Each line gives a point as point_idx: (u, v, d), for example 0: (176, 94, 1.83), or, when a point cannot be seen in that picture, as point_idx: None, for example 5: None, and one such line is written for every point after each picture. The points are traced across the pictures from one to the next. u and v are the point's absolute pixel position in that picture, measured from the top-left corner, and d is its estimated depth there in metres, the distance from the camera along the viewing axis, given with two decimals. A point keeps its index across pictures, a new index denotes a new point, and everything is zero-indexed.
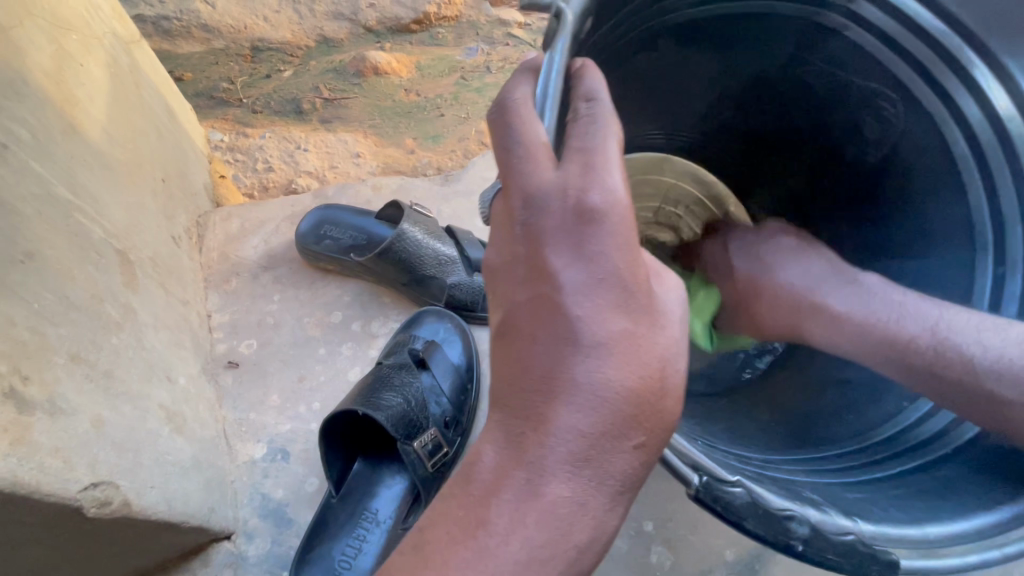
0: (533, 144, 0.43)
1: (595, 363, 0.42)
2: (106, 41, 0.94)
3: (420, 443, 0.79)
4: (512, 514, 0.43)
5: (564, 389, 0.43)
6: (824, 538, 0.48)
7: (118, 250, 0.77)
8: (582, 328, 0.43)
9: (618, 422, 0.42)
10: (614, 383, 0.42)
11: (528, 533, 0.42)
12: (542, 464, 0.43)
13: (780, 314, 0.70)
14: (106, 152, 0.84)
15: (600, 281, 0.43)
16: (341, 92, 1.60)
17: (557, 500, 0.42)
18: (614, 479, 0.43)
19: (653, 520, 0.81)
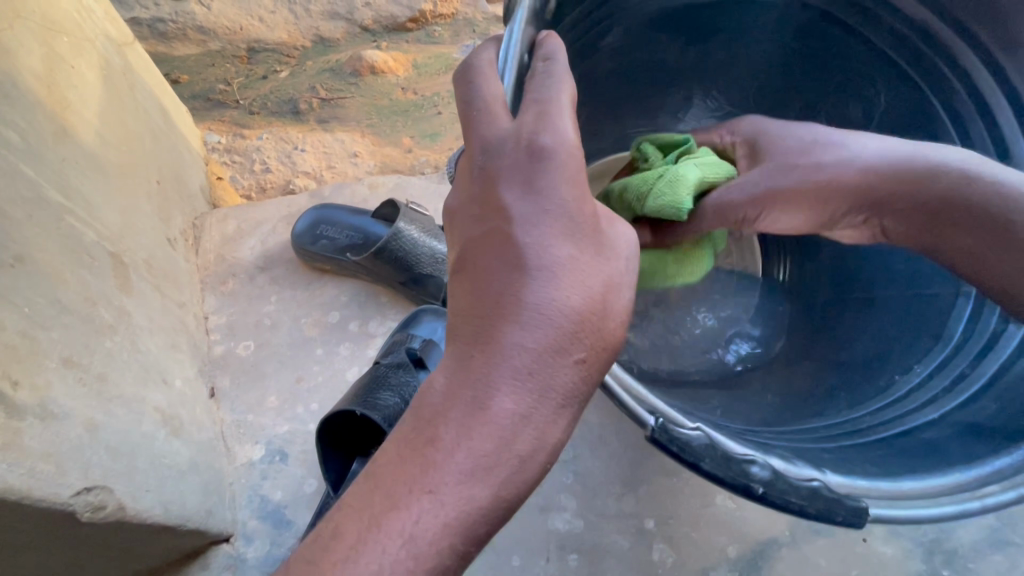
0: (490, 99, 0.46)
1: (540, 285, 0.42)
2: (98, 43, 0.93)
3: None
4: (457, 432, 0.41)
5: (512, 309, 0.42)
6: (785, 482, 0.49)
7: (112, 253, 0.76)
8: (531, 252, 0.43)
9: (563, 338, 0.42)
10: (562, 303, 0.42)
11: (472, 451, 0.40)
12: (488, 382, 0.41)
13: (833, 167, 0.62)
14: (99, 153, 0.84)
15: (550, 210, 0.43)
16: (338, 91, 1.60)
17: (503, 417, 0.41)
18: (560, 403, 0.42)
19: (653, 517, 0.81)
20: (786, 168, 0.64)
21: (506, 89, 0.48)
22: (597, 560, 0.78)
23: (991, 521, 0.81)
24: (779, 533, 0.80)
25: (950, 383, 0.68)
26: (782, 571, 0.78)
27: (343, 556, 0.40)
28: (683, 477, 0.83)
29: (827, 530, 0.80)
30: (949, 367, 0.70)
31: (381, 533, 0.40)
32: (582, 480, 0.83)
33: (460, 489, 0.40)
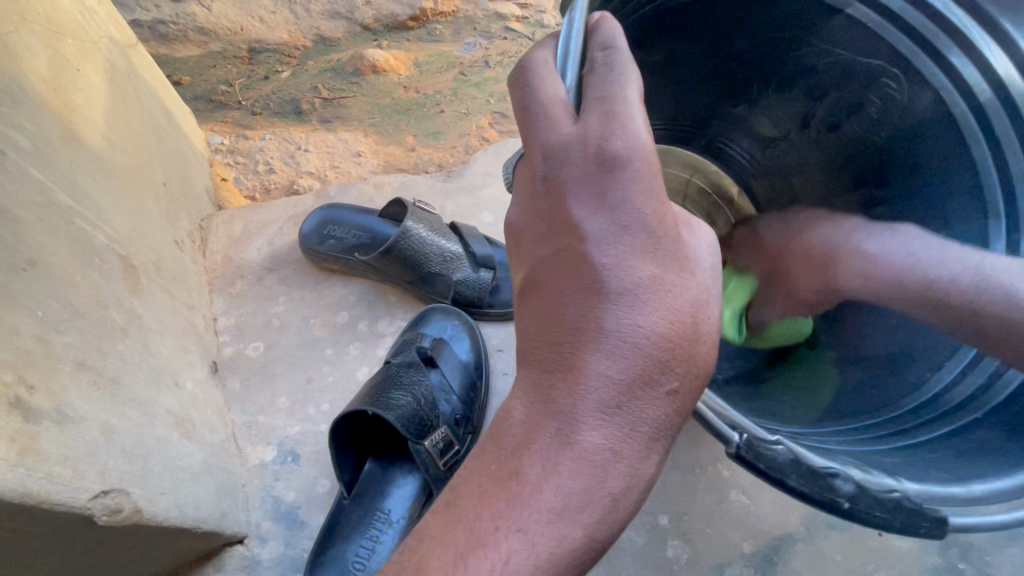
0: (552, 104, 0.44)
1: (625, 311, 0.42)
2: (102, 46, 0.93)
3: (431, 441, 0.77)
4: (545, 464, 0.41)
5: (592, 336, 0.42)
6: (869, 496, 0.48)
7: (122, 255, 0.76)
8: (608, 275, 0.42)
9: (648, 366, 0.41)
10: (648, 330, 0.41)
11: (566, 484, 0.41)
12: (573, 412, 0.41)
13: (809, 279, 0.75)
14: (105, 156, 0.83)
15: (624, 228, 0.43)
16: (340, 91, 1.59)
17: (595, 448, 0.41)
18: (651, 430, 0.42)
19: (668, 513, 0.80)
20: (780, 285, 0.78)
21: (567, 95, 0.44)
22: (612, 558, 0.78)
23: None
24: (794, 529, 0.80)
25: (987, 380, 0.64)
26: (798, 567, 0.78)
27: None
28: (696, 473, 0.83)
29: (841, 525, 0.80)
30: (982, 363, 0.65)
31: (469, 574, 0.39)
32: None
33: (556, 523, 0.40)
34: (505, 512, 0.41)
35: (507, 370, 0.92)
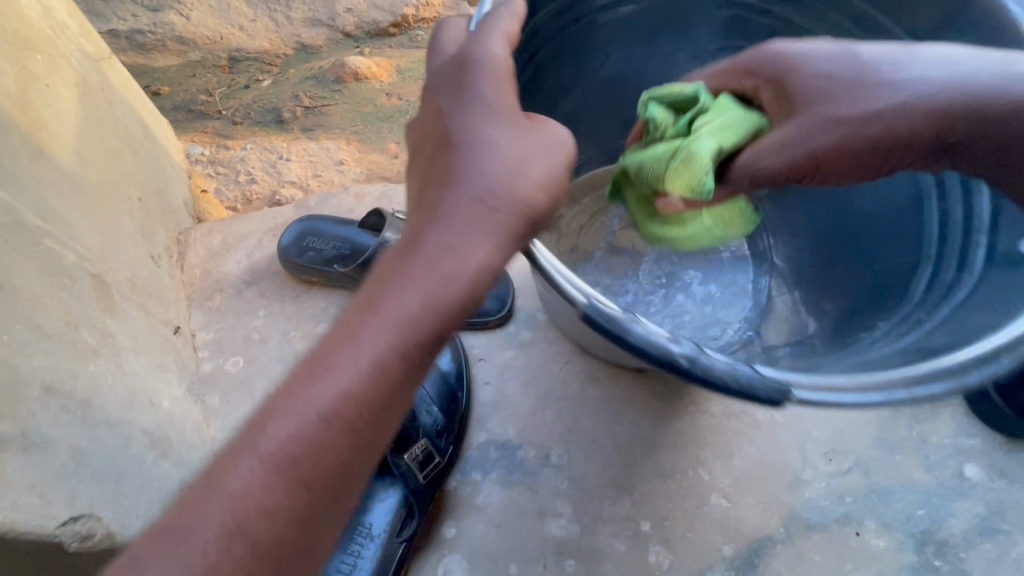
0: (444, 41, 0.56)
1: (456, 160, 0.47)
2: (74, 60, 0.92)
3: (411, 453, 0.78)
4: (378, 287, 0.46)
5: (431, 183, 0.48)
6: (707, 353, 0.52)
7: (94, 273, 0.75)
8: (450, 136, 0.49)
9: (468, 205, 0.46)
10: (498, 160, 0.47)
11: (413, 287, 0.44)
12: (406, 248, 0.46)
13: (887, 103, 0.53)
14: (77, 173, 0.83)
15: (467, 102, 0.50)
16: (321, 99, 1.59)
17: (444, 256, 0.45)
18: (488, 250, 0.45)
19: (649, 519, 0.81)
20: (828, 99, 0.54)
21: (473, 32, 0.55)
22: (594, 564, 0.78)
23: (979, 509, 0.82)
24: (774, 531, 0.80)
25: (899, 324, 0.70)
26: (778, 568, 0.79)
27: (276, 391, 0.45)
28: (677, 478, 0.84)
29: (821, 526, 0.81)
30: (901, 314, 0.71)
31: (305, 374, 0.44)
32: (577, 484, 0.83)
33: (400, 319, 0.44)
34: (362, 319, 0.45)
35: (489, 379, 0.93)
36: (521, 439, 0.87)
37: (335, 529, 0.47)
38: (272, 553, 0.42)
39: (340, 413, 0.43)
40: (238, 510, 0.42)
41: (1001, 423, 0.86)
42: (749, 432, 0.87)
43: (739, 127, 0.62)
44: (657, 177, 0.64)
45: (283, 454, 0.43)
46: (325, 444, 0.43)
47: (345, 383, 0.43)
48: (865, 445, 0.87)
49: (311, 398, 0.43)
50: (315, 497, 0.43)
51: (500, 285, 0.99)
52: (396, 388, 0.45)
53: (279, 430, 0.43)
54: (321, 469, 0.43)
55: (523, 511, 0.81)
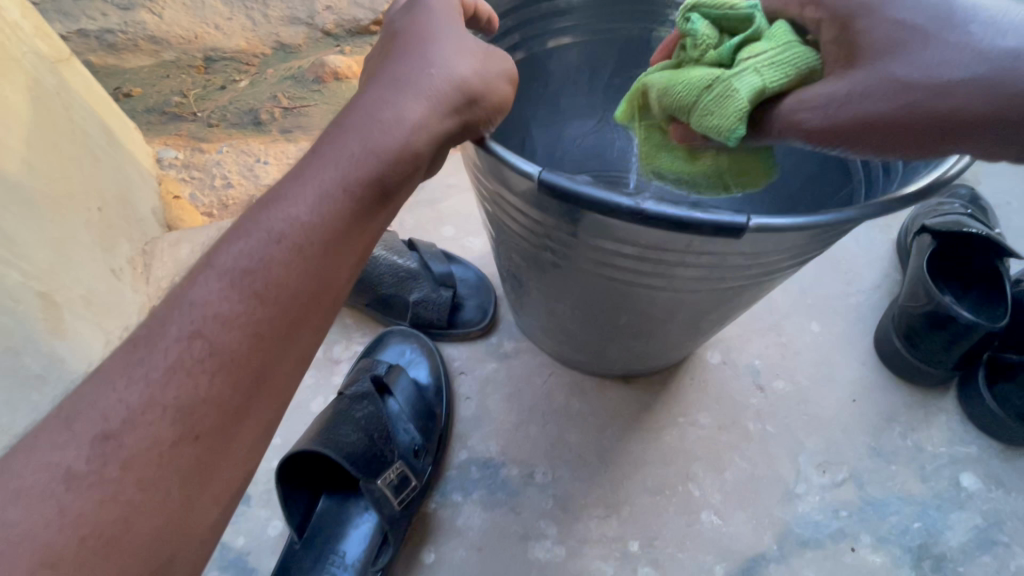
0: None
1: (404, 42, 0.50)
2: (26, 63, 0.86)
3: (385, 479, 0.72)
4: (326, 138, 0.48)
5: (381, 59, 0.51)
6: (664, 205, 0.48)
7: (42, 293, 0.70)
8: (400, 27, 0.52)
9: (411, 70, 0.48)
10: (454, 36, 0.50)
11: (367, 124, 0.47)
12: (355, 107, 0.48)
13: (968, 68, 0.42)
14: (26, 184, 0.77)
15: (417, 2, 0.53)
16: (300, 99, 1.53)
17: (395, 98, 0.47)
18: (426, 108, 0.47)
19: (638, 539, 0.77)
20: (902, 54, 0.44)
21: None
22: None
23: (977, 521, 0.80)
24: (767, 548, 0.77)
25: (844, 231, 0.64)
26: None
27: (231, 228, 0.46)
28: (666, 495, 0.80)
29: (815, 542, 0.78)
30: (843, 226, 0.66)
31: (259, 210, 0.46)
32: (562, 504, 0.80)
33: (356, 150, 0.46)
34: (310, 164, 0.47)
35: (470, 395, 0.89)
36: (504, 456, 0.83)
37: (294, 360, 0.46)
38: (233, 358, 0.41)
39: (296, 234, 0.44)
40: (200, 316, 0.41)
41: (997, 431, 0.84)
42: (739, 445, 0.85)
43: (795, 63, 0.50)
44: (683, 106, 0.53)
45: (237, 268, 0.43)
46: (279, 261, 0.44)
47: (300, 209, 0.45)
48: (858, 456, 0.84)
49: (264, 225, 0.44)
50: (270, 312, 0.43)
51: (481, 294, 0.96)
52: (351, 218, 0.46)
53: (236, 248, 0.43)
54: (277, 287, 0.43)
55: (506, 533, 0.78)
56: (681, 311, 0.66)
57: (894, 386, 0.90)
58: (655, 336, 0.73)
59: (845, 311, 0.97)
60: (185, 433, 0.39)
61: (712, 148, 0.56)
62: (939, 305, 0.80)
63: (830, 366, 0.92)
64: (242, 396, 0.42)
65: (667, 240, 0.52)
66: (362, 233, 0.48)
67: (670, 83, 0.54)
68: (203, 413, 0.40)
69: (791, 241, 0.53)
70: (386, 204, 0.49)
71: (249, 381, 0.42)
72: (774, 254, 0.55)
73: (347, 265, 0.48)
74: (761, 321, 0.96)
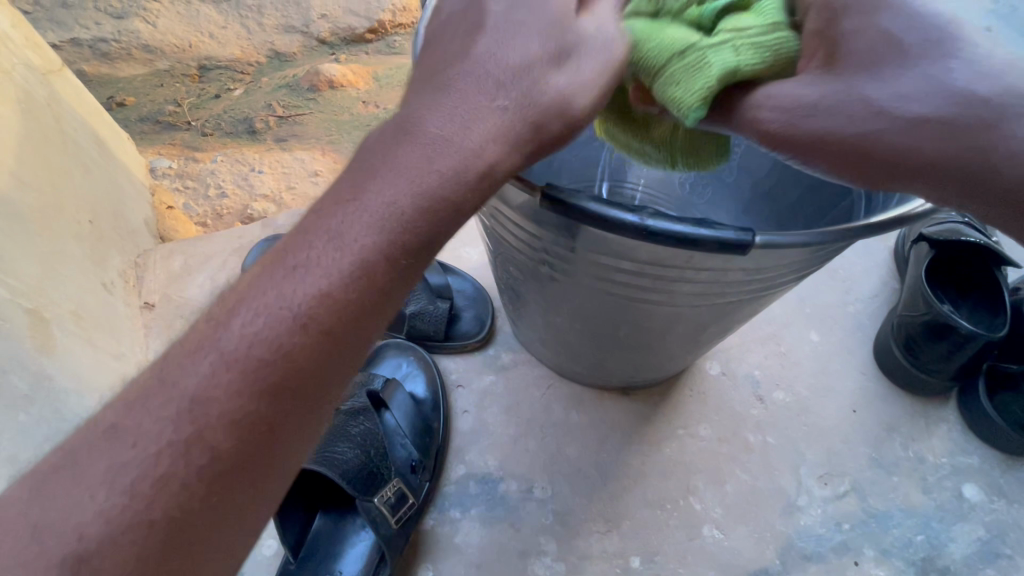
0: None
1: (460, 95, 0.42)
2: (16, 75, 0.85)
3: (382, 496, 0.71)
4: (350, 199, 0.42)
5: (431, 102, 0.42)
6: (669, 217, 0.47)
7: (30, 309, 0.69)
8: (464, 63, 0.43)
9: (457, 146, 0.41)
10: (508, 79, 0.42)
11: (400, 203, 0.41)
12: (387, 165, 0.41)
13: (949, 103, 0.36)
14: (15, 198, 0.76)
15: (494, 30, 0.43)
16: (296, 108, 1.52)
17: (427, 163, 0.41)
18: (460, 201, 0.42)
19: (639, 554, 0.76)
20: (878, 70, 0.38)
21: (420, 28, 0.58)
22: None
23: (980, 532, 0.79)
24: (770, 563, 0.76)
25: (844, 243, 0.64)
26: None
27: (246, 289, 0.41)
28: (666, 509, 0.79)
29: (818, 556, 0.77)
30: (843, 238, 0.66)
31: (274, 279, 0.40)
32: (562, 519, 0.79)
33: (381, 225, 0.41)
34: (331, 224, 0.41)
35: (468, 408, 0.87)
36: (502, 471, 0.82)
37: (312, 436, 0.44)
38: (244, 462, 0.40)
39: (315, 319, 0.40)
40: (204, 417, 0.39)
41: (998, 440, 0.84)
42: (740, 457, 0.84)
43: (777, 47, 0.45)
44: (648, 66, 0.46)
45: (250, 358, 0.39)
46: (295, 349, 0.40)
47: (322, 288, 0.40)
48: (860, 467, 0.84)
49: (281, 303, 0.40)
50: (287, 405, 0.40)
51: (478, 305, 0.96)
52: (378, 298, 0.42)
53: (248, 327, 0.40)
54: (295, 378, 0.40)
55: (504, 551, 0.76)
56: (682, 326, 0.66)
57: (894, 396, 0.90)
58: (653, 349, 0.73)
59: (844, 319, 0.97)
60: (180, 531, 0.38)
61: (667, 121, 0.51)
62: (938, 316, 0.79)
63: (830, 376, 0.91)
64: (255, 486, 0.41)
65: (669, 256, 0.51)
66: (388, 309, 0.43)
67: (642, 32, 0.47)
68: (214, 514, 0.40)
69: (790, 257, 0.52)
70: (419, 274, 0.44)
71: (264, 471, 0.41)
72: (775, 268, 0.54)
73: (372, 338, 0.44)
74: (761, 331, 0.96)
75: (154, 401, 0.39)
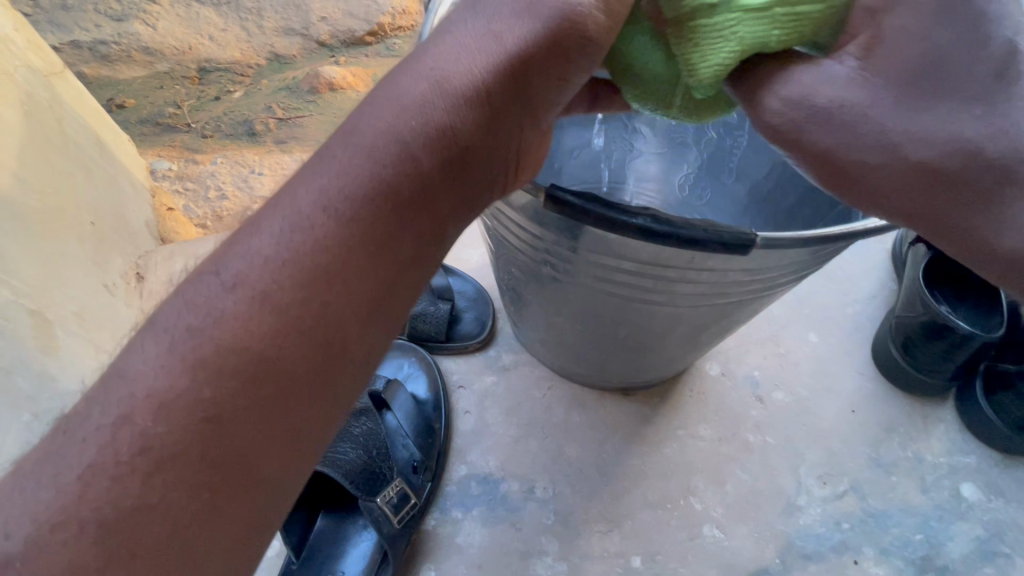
0: None
1: (434, 60, 0.40)
2: (18, 76, 0.86)
3: (384, 497, 0.71)
4: (314, 165, 0.40)
5: (407, 68, 0.41)
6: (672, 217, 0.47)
7: (33, 310, 0.69)
8: (451, 30, 0.42)
9: (415, 110, 0.39)
10: (463, 26, 0.41)
11: (350, 170, 0.39)
12: (353, 129, 0.40)
13: (959, 152, 0.36)
14: (17, 200, 0.76)
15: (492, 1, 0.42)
16: (295, 110, 1.53)
17: (378, 115, 0.40)
18: (405, 172, 0.39)
19: (640, 554, 0.77)
20: (913, 91, 0.36)
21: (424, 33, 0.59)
22: None
23: (978, 531, 0.80)
24: (770, 562, 0.77)
25: None
26: None
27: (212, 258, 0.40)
28: (667, 509, 0.80)
29: (818, 555, 0.77)
30: None
31: (236, 248, 0.39)
32: (563, 519, 0.79)
33: (329, 183, 0.39)
34: (291, 187, 0.40)
35: (469, 408, 0.88)
36: (503, 472, 0.82)
37: (282, 446, 0.38)
38: (179, 457, 0.35)
39: (253, 282, 0.37)
40: (132, 396, 0.35)
41: (996, 441, 0.85)
42: (740, 457, 0.84)
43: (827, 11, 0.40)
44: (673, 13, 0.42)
45: (181, 324, 0.37)
46: (231, 317, 0.37)
47: (264, 254, 0.38)
48: (859, 467, 0.84)
49: (221, 268, 0.38)
50: (226, 388, 0.36)
51: (479, 306, 0.96)
52: (336, 263, 0.38)
53: (185, 297, 0.38)
54: (231, 353, 0.36)
55: (506, 551, 0.77)
56: (680, 328, 0.66)
57: (892, 396, 0.90)
58: (654, 351, 0.73)
59: (843, 320, 0.98)
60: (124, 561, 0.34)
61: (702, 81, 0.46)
62: (936, 317, 0.80)
63: (829, 377, 0.92)
64: (202, 496, 0.35)
65: (670, 256, 0.52)
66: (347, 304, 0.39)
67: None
68: (147, 524, 0.34)
69: (788, 258, 0.53)
70: (393, 242, 0.40)
71: (212, 475, 0.35)
72: (774, 269, 0.55)
73: (344, 321, 0.39)
74: (760, 332, 0.96)
75: (97, 399, 0.36)
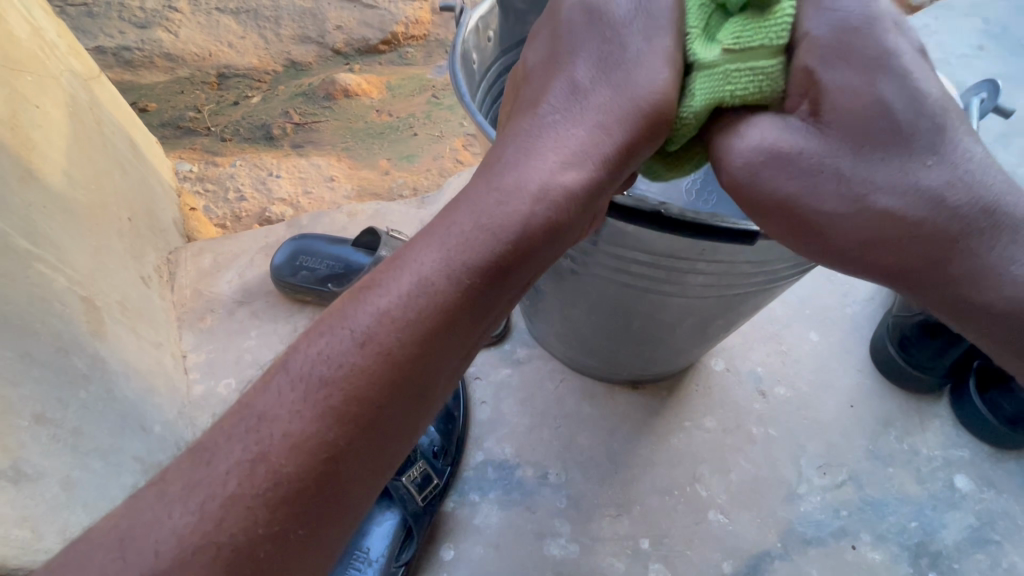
0: (569, 25, 0.52)
1: (546, 157, 0.46)
2: (63, 80, 0.91)
3: (409, 476, 0.77)
4: (439, 235, 0.45)
5: (522, 158, 0.47)
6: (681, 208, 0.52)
7: (84, 297, 0.75)
8: (558, 127, 0.48)
9: (538, 201, 0.45)
10: (571, 120, 0.48)
11: (477, 241, 0.44)
12: (477, 207, 0.45)
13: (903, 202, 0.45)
14: (67, 195, 0.81)
15: (583, 98, 0.49)
16: (312, 115, 1.59)
17: (501, 198, 0.45)
18: (525, 250, 0.45)
19: (648, 536, 0.81)
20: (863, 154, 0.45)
21: (456, 44, 0.64)
22: None
23: (970, 520, 0.84)
24: (771, 546, 0.81)
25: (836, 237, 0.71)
26: None
27: (334, 312, 0.45)
28: (674, 495, 0.84)
29: (818, 540, 0.81)
30: None
31: (365, 305, 0.43)
32: (575, 504, 0.83)
33: (452, 252, 0.44)
34: (411, 255, 0.45)
35: (485, 399, 0.92)
36: (518, 459, 0.87)
37: (369, 476, 0.42)
38: (284, 472, 0.39)
39: (381, 340, 0.42)
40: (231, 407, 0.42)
41: (988, 434, 0.89)
42: (744, 448, 0.89)
43: (770, 77, 0.47)
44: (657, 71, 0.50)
45: (315, 375, 0.41)
46: (359, 370, 0.41)
47: (397, 315, 0.43)
48: (857, 458, 0.88)
49: (352, 325, 0.43)
50: (345, 431, 0.41)
51: None
52: (445, 324, 0.43)
53: (317, 348, 0.42)
54: (356, 403, 0.41)
55: (522, 533, 0.81)
56: (690, 318, 0.71)
57: (888, 392, 0.95)
58: (666, 343, 0.78)
59: (842, 319, 1.02)
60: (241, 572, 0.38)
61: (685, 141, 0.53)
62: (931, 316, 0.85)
63: (828, 373, 0.96)
64: (302, 515, 0.39)
65: (683, 247, 0.57)
66: (456, 344, 0.45)
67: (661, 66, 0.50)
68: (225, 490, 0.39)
69: (792, 248, 0.57)
70: (488, 306, 0.45)
71: (322, 504, 0.40)
72: (779, 261, 0.59)
73: (437, 365, 0.44)
74: (762, 330, 1.01)
75: None
